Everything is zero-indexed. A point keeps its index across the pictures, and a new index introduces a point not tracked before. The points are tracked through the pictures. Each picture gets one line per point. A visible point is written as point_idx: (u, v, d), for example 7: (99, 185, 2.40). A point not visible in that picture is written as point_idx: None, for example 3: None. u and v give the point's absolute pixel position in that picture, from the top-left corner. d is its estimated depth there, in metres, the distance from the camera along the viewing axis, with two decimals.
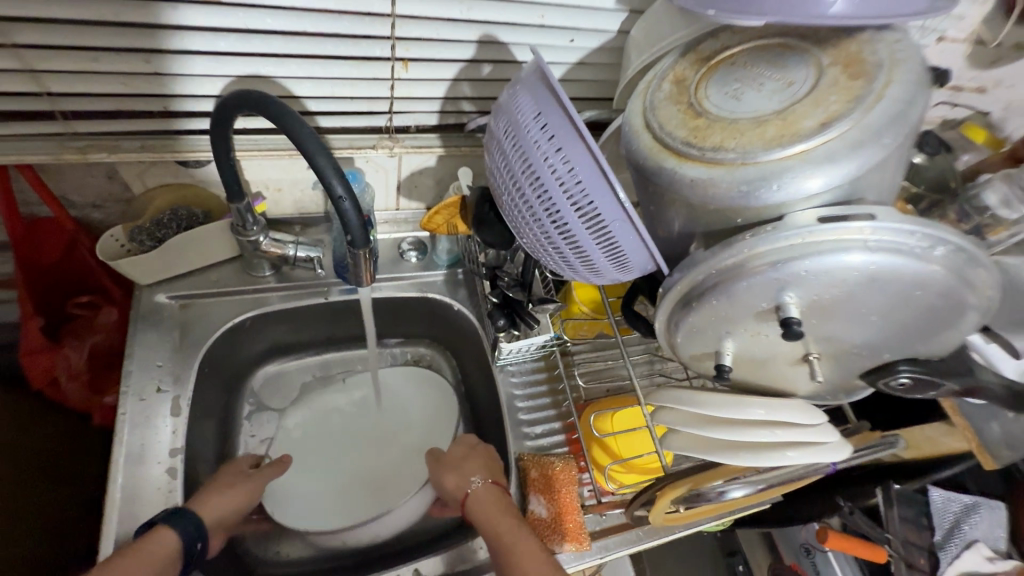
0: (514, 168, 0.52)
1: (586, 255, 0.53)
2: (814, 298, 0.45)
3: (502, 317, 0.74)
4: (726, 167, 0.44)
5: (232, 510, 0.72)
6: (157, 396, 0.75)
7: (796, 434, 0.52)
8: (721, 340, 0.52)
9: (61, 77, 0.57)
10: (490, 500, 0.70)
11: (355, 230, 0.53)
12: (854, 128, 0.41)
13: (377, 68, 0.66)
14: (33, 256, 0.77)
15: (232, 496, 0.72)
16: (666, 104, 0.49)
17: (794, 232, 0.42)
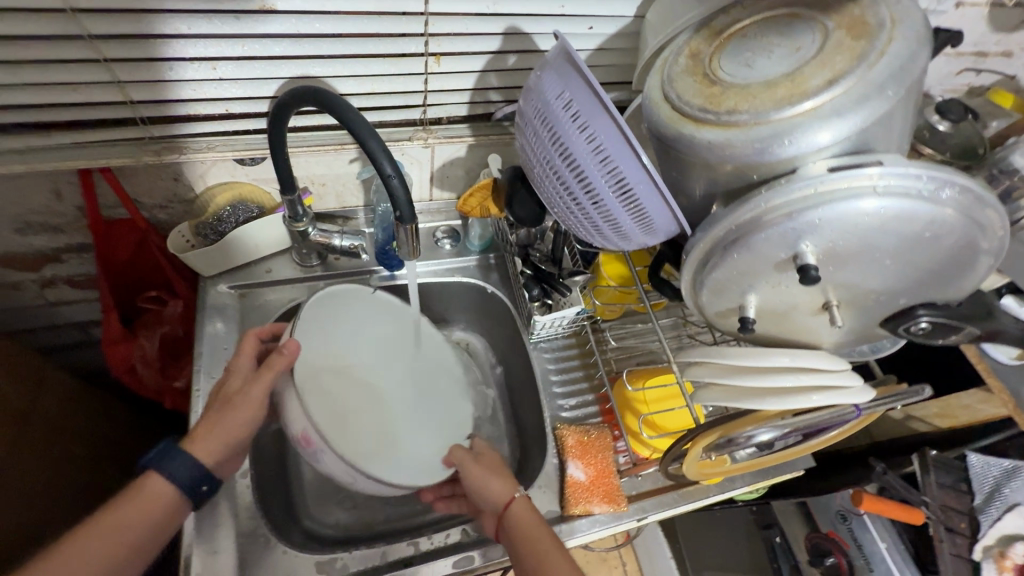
0: (544, 142, 0.56)
1: (613, 219, 0.58)
2: (830, 245, 0.48)
3: (536, 287, 0.80)
4: (742, 128, 0.47)
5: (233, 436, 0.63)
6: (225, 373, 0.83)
7: (820, 378, 0.56)
8: (745, 294, 0.55)
9: (144, 87, 0.64)
10: (522, 517, 0.66)
11: (403, 206, 0.59)
12: (858, 83, 0.44)
13: (412, 63, 0.71)
14: (110, 254, 0.86)
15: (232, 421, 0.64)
16: (683, 77, 0.54)
17: (806, 183, 0.46)
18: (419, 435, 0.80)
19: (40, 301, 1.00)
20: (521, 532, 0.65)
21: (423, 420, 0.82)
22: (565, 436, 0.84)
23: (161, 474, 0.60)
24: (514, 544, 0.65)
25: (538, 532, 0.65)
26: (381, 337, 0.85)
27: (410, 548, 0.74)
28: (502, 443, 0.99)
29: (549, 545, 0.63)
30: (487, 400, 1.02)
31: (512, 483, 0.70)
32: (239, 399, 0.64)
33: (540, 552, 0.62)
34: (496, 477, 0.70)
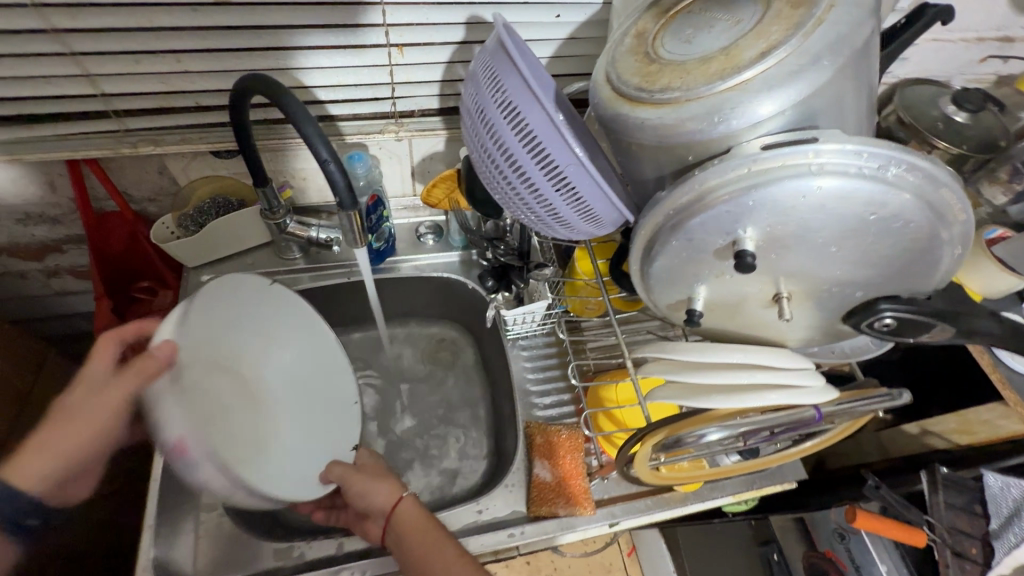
0: (480, 129, 0.55)
1: (554, 208, 0.56)
2: (769, 230, 0.44)
3: (491, 279, 0.82)
4: (674, 105, 0.44)
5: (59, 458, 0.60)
6: None
7: (775, 376, 0.53)
8: (691, 285, 0.52)
9: (114, 79, 0.67)
10: (409, 516, 0.64)
11: (342, 193, 0.60)
12: (794, 53, 0.41)
13: (375, 55, 0.72)
14: (104, 245, 0.90)
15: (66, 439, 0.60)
16: (625, 57, 0.51)
17: (740, 162, 0.43)
18: (303, 447, 0.72)
19: (47, 291, 1.06)
20: (409, 530, 0.63)
21: (308, 433, 0.74)
22: (533, 435, 0.82)
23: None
24: (404, 549, 0.62)
25: (423, 534, 0.63)
26: (279, 335, 0.75)
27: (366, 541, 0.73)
28: (480, 441, 0.98)
29: (440, 540, 0.62)
30: (468, 397, 1.03)
31: (399, 486, 0.68)
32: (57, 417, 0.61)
33: (430, 546, 0.61)
34: (383, 477, 0.69)
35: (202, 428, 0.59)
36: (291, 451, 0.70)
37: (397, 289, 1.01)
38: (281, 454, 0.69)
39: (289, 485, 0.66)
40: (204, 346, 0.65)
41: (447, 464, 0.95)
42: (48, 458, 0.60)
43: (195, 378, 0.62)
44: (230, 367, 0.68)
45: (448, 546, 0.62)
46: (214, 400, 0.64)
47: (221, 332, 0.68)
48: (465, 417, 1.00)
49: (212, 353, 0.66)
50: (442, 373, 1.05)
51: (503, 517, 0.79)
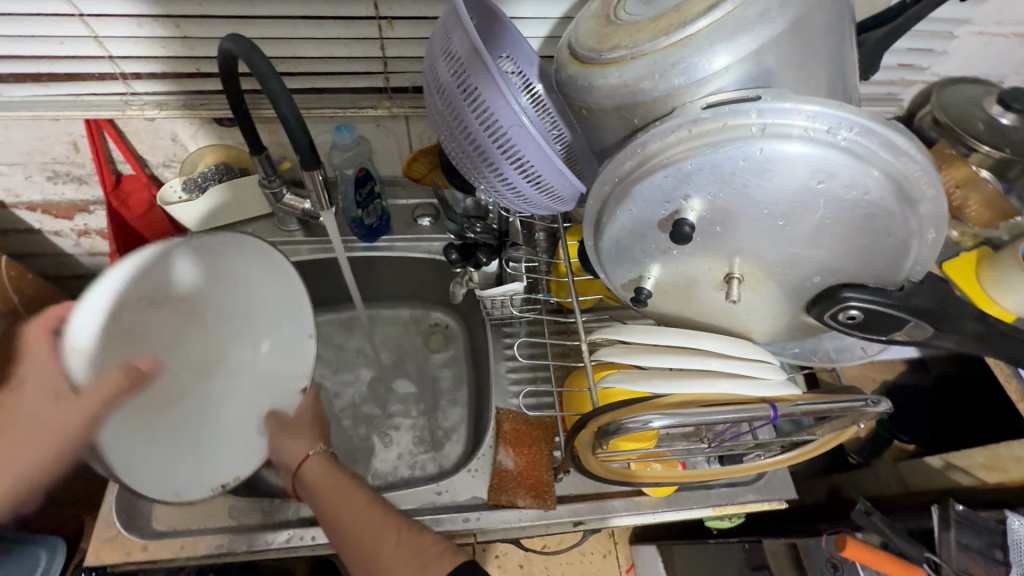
0: (433, 93, 0.53)
1: (506, 178, 0.53)
2: (712, 201, 0.41)
3: (455, 252, 0.74)
4: (620, 64, 0.42)
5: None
6: None
7: (728, 364, 0.50)
8: (640, 262, 0.49)
9: (118, 42, 0.71)
10: (322, 473, 0.63)
11: (307, 151, 0.62)
12: (741, 7, 0.38)
13: (365, 27, 0.73)
14: (122, 208, 0.92)
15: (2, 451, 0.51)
16: (586, 21, 0.49)
17: (680, 123, 0.40)
18: (229, 416, 0.68)
19: (78, 251, 1.14)
20: (321, 487, 0.62)
21: (246, 402, 0.70)
22: (501, 422, 0.81)
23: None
24: (316, 503, 0.62)
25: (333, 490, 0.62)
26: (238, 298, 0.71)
27: None
28: (461, 427, 0.97)
29: (351, 491, 0.61)
30: (455, 382, 1.02)
31: (310, 440, 0.66)
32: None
33: (341, 500, 0.60)
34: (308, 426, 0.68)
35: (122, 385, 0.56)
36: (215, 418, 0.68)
37: (390, 267, 1.01)
38: (200, 416, 0.67)
39: (188, 460, 0.62)
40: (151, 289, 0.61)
41: (425, 446, 0.95)
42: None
43: (132, 329, 0.60)
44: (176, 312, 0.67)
45: (357, 502, 0.60)
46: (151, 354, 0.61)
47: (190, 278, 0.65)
48: (448, 400, 1.00)
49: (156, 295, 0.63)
50: (431, 357, 1.05)
51: (462, 502, 0.76)
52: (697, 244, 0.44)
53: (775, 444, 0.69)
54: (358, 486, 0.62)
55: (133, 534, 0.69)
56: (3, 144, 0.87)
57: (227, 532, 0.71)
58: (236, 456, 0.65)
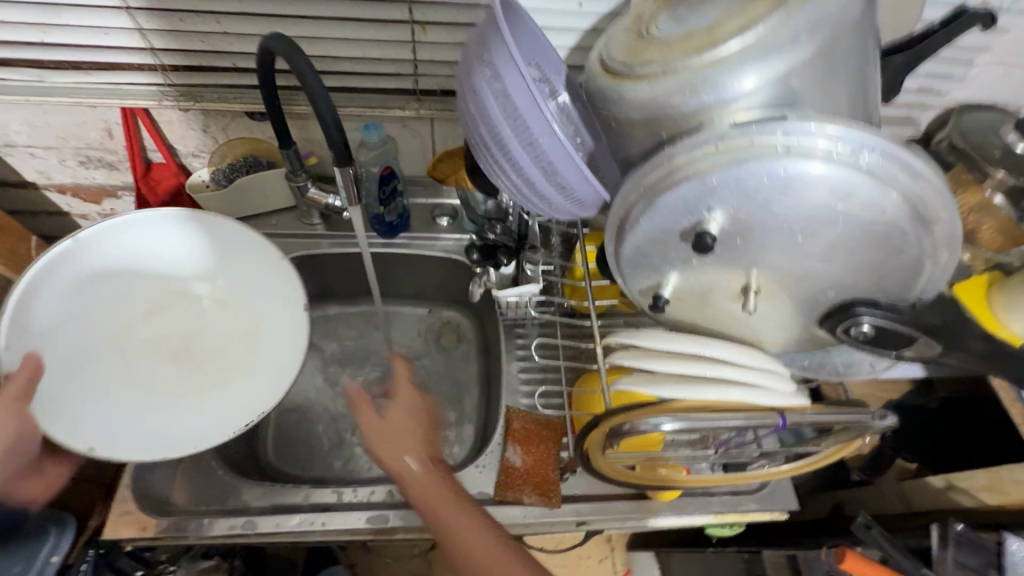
0: (466, 98, 0.55)
1: (533, 183, 0.55)
2: (735, 214, 0.43)
3: (476, 252, 0.79)
4: (650, 80, 0.44)
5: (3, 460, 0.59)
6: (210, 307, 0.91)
7: (739, 373, 0.51)
8: (659, 270, 0.51)
9: (161, 35, 0.74)
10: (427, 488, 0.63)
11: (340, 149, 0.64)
12: (772, 30, 0.40)
13: (398, 31, 0.75)
14: (148, 193, 0.94)
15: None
16: (618, 36, 0.51)
17: (707, 138, 0.42)
18: (264, 367, 0.71)
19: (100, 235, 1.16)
20: (424, 501, 0.63)
21: (273, 352, 0.72)
22: (510, 419, 0.82)
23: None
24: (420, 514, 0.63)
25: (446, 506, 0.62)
26: (234, 266, 0.76)
27: (332, 495, 0.76)
28: (468, 423, 0.99)
29: (458, 510, 0.62)
30: (465, 379, 1.04)
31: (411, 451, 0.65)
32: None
33: (449, 519, 0.61)
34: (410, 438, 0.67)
35: (78, 368, 0.66)
36: (252, 372, 0.72)
37: (406, 264, 1.03)
38: (240, 377, 0.71)
39: (225, 411, 0.68)
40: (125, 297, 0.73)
41: None
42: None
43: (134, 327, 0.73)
44: (190, 303, 0.76)
45: (467, 522, 0.62)
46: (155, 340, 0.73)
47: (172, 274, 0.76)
48: (456, 397, 1.02)
49: (151, 299, 0.75)
50: (442, 353, 1.07)
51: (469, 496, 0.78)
52: (717, 255, 0.46)
53: (780, 455, 0.70)
54: (461, 505, 0.63)
55: (149, 512, 0.71)
56: (40, 128, 0.89)
57: (240, 515, 0.73)
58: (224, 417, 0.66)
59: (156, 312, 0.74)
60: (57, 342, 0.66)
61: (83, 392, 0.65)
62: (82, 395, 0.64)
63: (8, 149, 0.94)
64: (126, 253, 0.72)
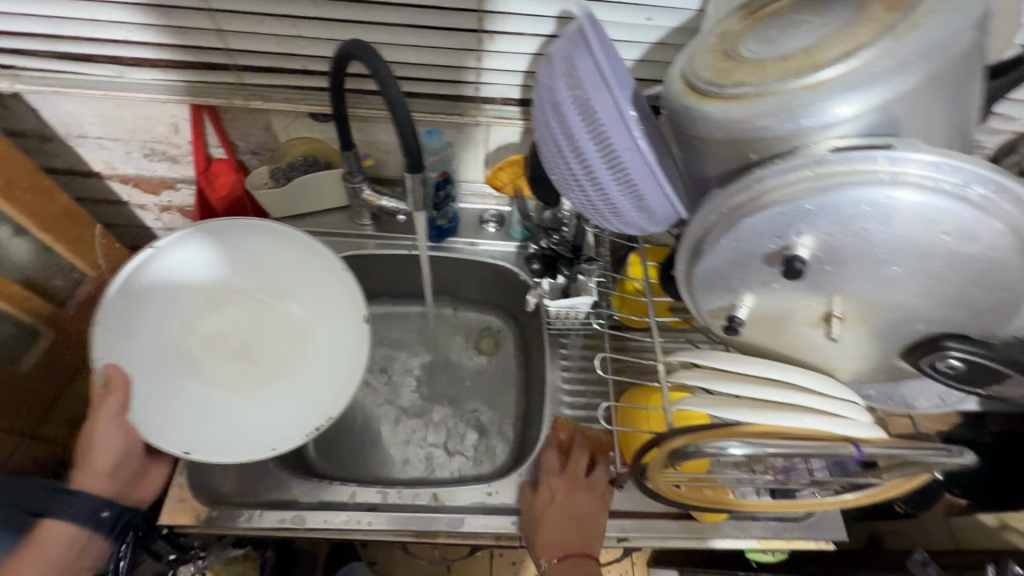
0: (547, 110, 0.55)
1: (608, 196, 0.55)
2: (828, 239, 0.42)
3: (536, 262, 0.82)
4: (743, 101, 0.43)
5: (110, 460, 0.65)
6: None
7: (812, 400, 0.50)
8: (736, 291, 0.50)
9: (238, 36, 0.76)
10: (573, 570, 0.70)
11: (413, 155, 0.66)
12: (879, 56, 0.39)
13: (466, 40, 0.76)
14: (208, 189, 0.96)
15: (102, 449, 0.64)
16: (703, 54, 0.51)
17: (802, 163, 0.41)
18: (324, 365, 0.75)
19: (156, 225, 1.20)
20: None
21: (331, 350, 0.76)
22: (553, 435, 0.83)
23: (61, 519, 0.64)
24: None
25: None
26: (289, 264, 0.77)
27: (378, 495, 0.76)
28: (506, 430, 0.99)
29: None
30: (505, 385, 1.04)
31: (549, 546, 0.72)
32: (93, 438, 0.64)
33: None
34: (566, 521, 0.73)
35: (158, 367, 0.69)
36: (311, 370, 0.75)
37: (452, 267, 1.04)
38: (300, 375, 0.74)
39: (292, 410, 0.71)
40: (185, 294, 0.74)
41: (472, 445, 0.97)
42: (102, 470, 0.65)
43: (201, 322, 0.74)
44: (252, 300, 0.77)
45: None
46: (221, 337, 0.75)
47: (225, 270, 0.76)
48: (495, 403, 1.02)
49: (209, 295, 0.75)
50: (482, 358, 1.07)
51: (511, 505, 0.78)
52: (803, 281, 0.46)
53: (835, 484, 0.69)
54: None
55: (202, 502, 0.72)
56: (112, 120, 0.92)
57: (289, 509, 0.74)
58: (295, 425, 0.70)
59: (216, 308, 0.75)
60: (133, 348, 0.68)
61: (160, 396, 0.67)
62: (158, 398, 0.67)
63: (78, 140, 0.96)
64: (187, 252, 0.73)
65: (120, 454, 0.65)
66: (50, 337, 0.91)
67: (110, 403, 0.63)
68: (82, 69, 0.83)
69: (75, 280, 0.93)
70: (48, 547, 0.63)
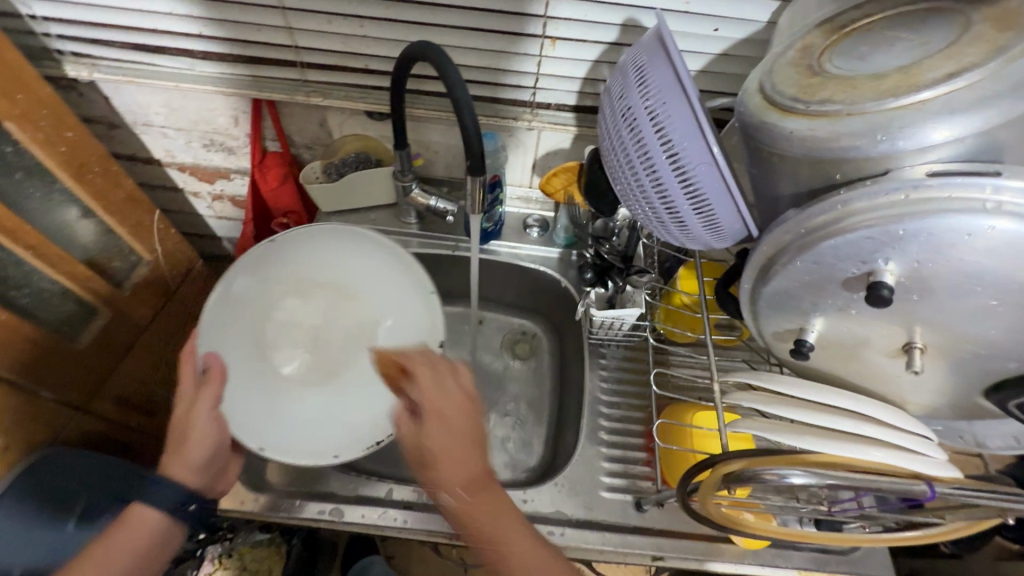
0: (618, 120, 0.54)
1: (675, 210, 0.54)
2: (916, 267, 0.41)
3: (589, 271, 0.83)
4: (831, 119, 0.42)
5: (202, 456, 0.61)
6: None
7: (880, 431, 0.49)
8: (807, 315, 0.49)
9: (305, 33, 0.78)
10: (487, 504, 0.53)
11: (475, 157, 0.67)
12: (987, 79, 0.38)
13: (528, 44, 0.76)
14: (261, 180, 0.99)
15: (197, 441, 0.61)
16: (784, 67, 0.49)
17: (898, 186, 0.39)
18: None
19: (206, 213, 1.23)
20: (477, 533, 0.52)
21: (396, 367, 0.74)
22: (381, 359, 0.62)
23: (148, 506, 0.60)
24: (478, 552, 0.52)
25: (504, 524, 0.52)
26: (371, 272, 0.76)
27: (414, 494, 0.76)
28: (539, 437, 0.98)
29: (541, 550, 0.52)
30: (539, 392, 1.03)
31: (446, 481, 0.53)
32: (187, 429, 0.61)
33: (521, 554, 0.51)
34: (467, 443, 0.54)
35: (247, 359, 0.71)
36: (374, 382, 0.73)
37: (493, 270, 1.03)
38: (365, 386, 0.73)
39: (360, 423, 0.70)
40: (270, 282, 0.74)
41: (505, 450, 0.97)
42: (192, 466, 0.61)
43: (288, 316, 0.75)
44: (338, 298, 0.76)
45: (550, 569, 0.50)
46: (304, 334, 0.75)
47: (312, 267, 0.75)
48: (529, 408, 1.01)
49: (292, 285, 0.75)
50: (517, 363, 1.07)
51: (546, 513, 0.77)
52: (884, 308, 0.44)
53: (889, 521, 0.65)
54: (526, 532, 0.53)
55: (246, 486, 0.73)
56: (177, 111, 0.95)
57: (328, 501, 0.75)
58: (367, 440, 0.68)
59: (293, 300, 0.74)
60: (227, 335, 0.70)
61: (237, 384, 0.69)
62: (243, 392, 0.68)
63: (143, 128, 0.99)
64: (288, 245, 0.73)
65: (214, 450, 0.62)
66: (106, 317, 0.90)
67: (210, 392, 0.61)
68: (155, 59, 0.86)
69: (132, 262, 0.96)
70: (133, 538, 0.59)
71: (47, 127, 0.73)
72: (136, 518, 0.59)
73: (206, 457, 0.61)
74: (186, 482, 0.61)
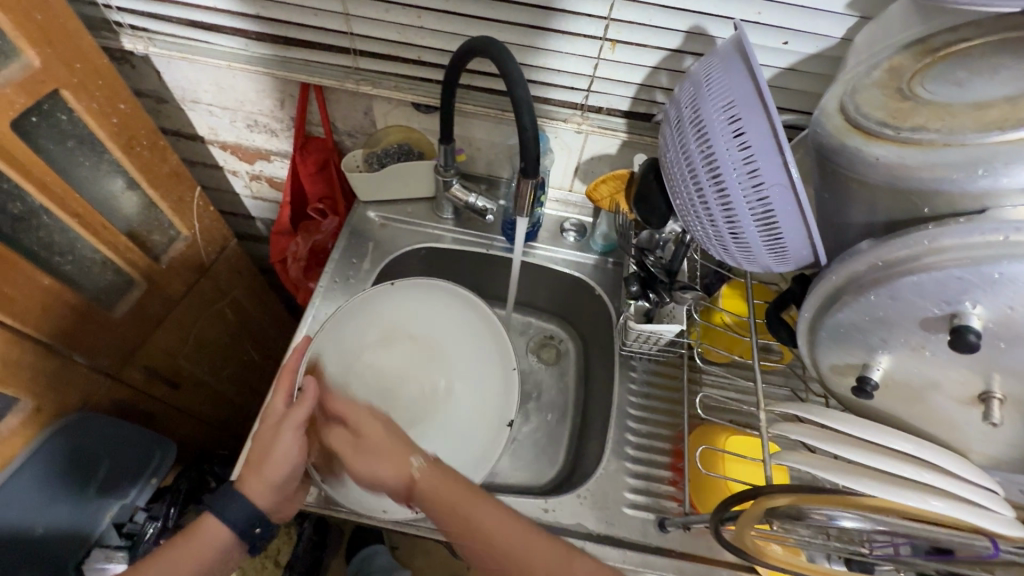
0: (686, 130, 0.52)
1: (739, 229, 0.52)
2: (1007, 313, 0.38)
3: (636, 284, 0.80)
4: (925, 149, 0.40)
5: (281, 476, 0.59)
6: (332, 280, 0.92)
7: (945, 481, 0.46)
8: (873, 351, 0.46)
9: (362, 21, 0.77)
10: (438, 483, 0.55)
11: (529, 159, 0.66)
12: None
13: (586, 46, 0.74)
14: (302, 164, 0.99)
15: (278, 459, 0.59)
16: (870, 88, 0.46)
17: (996, 227, 0.37)
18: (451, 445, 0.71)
19: (243, 193, 1.24)
20: (437, 502, 0.55)
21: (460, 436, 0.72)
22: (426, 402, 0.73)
23: (221, 520, 0.58)
24: (445, 518, 0.55)
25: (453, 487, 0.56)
26: (465, 335, 0.78)
27: None
28: (560, 444, 0.97)
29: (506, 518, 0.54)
30: (563, 400, 1.02)
31: (402, 456, 0.57)
32: (272, 445, 0.59)
33: (480, 516, 0.54)
34: (390, 439, 0.58)
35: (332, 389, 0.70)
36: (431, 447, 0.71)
37: (526, 272, 1.02)
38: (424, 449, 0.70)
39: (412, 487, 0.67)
40: (372, 323, 0.76)
41: (524, 455, 0.95)
42: (264, 485, 0.59)
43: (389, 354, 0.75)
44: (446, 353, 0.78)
45: (518, 530, 0.54)
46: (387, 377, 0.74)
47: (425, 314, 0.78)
48: (551, 415, 1.00)
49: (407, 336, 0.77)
50: (542, 368, 1.05)
51: (568, 524, 0.75)
52: (966, 354, 0.42)
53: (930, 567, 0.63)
54: (480, 495, 0.56)
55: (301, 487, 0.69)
56: (224, 91, 0.95)
57: None
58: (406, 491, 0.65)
59: (390, 347, 0.76)
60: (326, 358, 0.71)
61: None
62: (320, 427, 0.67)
63: (191, 104, 1.00)
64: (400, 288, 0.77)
65: (291, 468, 0.60)
66: (143, 289, 0.91)
67: (295, 415, 0.59)
68: (208, 37, 0.85)
69: (171, 237, 0.96)
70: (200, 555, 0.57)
71: (101, 98, 0.74)
72: (206, 535, 0.58)
73: (285, 474, 0.59)
74: (257, 500, 0.59)
